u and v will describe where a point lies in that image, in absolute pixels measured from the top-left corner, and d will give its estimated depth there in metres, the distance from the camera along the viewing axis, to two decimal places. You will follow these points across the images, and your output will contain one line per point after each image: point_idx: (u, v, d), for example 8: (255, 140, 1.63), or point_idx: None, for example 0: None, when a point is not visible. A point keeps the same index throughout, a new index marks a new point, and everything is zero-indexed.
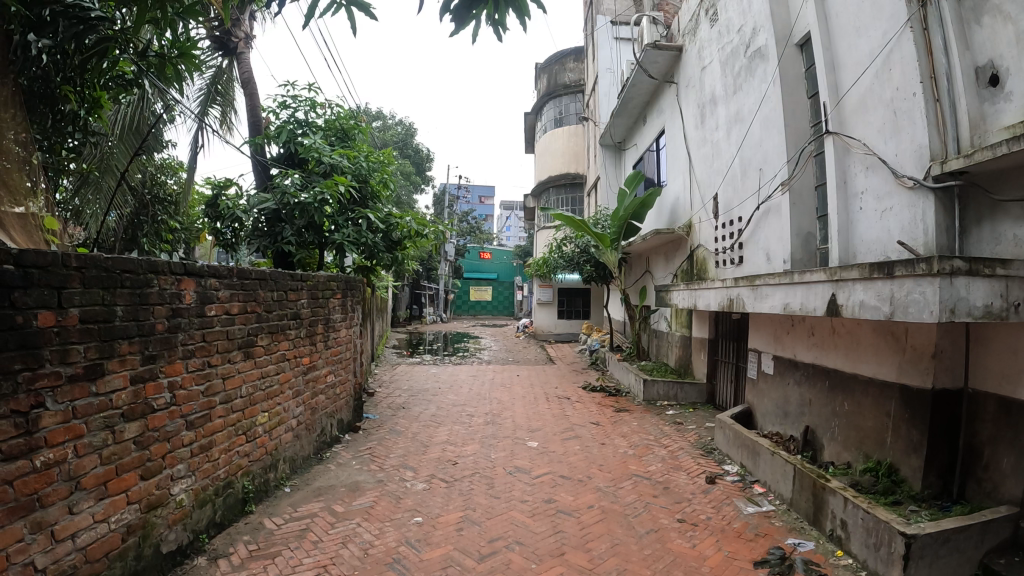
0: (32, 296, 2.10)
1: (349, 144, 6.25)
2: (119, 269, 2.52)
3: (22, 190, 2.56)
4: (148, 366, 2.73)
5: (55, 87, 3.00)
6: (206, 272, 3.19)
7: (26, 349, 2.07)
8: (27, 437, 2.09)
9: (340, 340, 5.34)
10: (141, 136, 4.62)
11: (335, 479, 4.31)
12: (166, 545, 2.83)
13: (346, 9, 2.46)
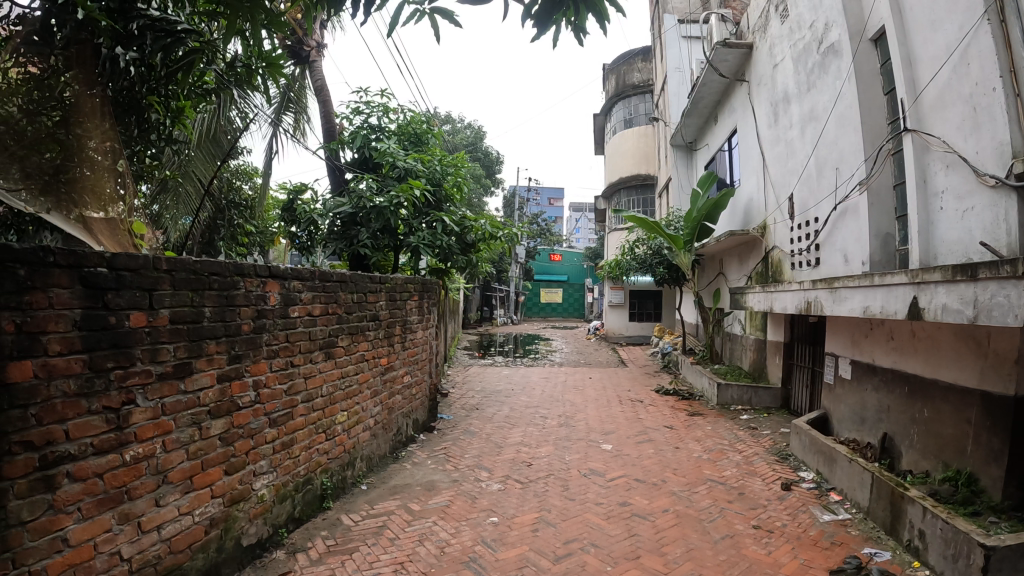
0: (124, 297, 2.20)
1: (422, 148, 6.36)
2: (206, 272, 2.62)
3: (106, 195, 2.65)
4: (234, 365, 2.83)
5: (142, 98, 3.03)
6: (290, 274, 3.29)
7: (118, 348, 2.18)
8: (118, 432, 2.19)
9: (417, 341, 5.42)
10: (218, 146, 4.76)
11: (412, 478, 4.37)
12: (247, 538, 2.92)
13: (429, 17, 2.48)
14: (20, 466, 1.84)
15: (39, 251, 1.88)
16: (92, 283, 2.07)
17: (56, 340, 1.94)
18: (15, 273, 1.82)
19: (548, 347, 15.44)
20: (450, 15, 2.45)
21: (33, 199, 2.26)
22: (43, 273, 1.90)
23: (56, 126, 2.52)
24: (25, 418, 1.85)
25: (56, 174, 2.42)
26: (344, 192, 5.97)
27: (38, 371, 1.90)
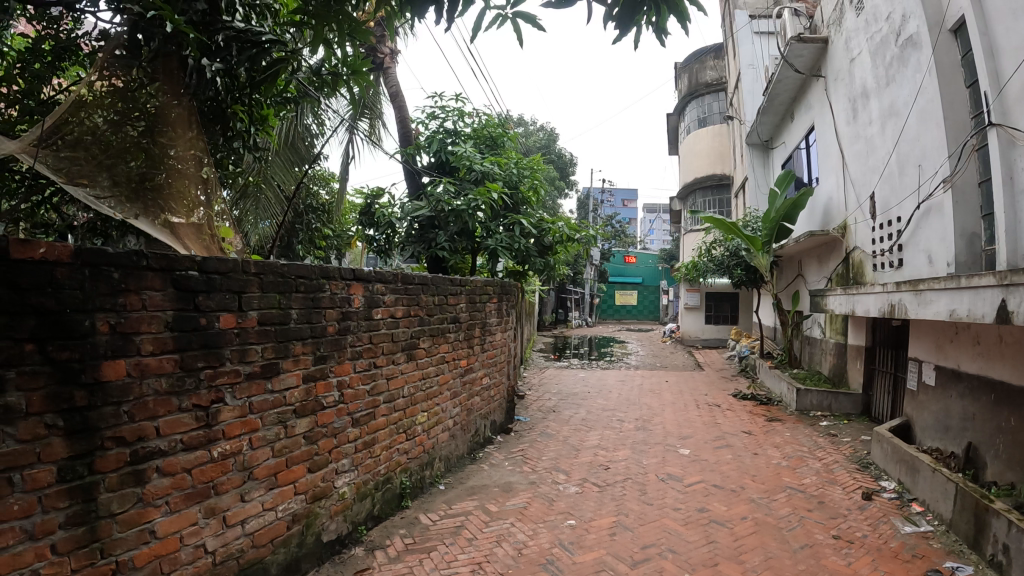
0: (214, 299, 2.29)
1: (498, 151, 6.40)
2: (293, 275, 2.70)
3: (188, 201, 2.74)
4: (319, 366, 2.90)
5: (226, 107, 3.07)
6: (374, 277, 3.36)
7: (208, 349, 2.26)
8: (206, 429, 2.27)
9: (496, 344, 5.46)
10: (298, 152, 4.83)
11: (489, 479, 4.40)
12: (327, 534, 2.99)
13: (511, 21, 2.48)
14: (112, 460, 1.93)
15: (132, 255, 1.97)
16: (184, 286, 2.16)
17: (148, 340, 2.03)
18: (110, 276, 1.90)
19: (624, 350, 15.31)
20: (532, 19, 2.45)
21: (124, 205, 2.40)
22: (136, 276, 1.99)
23: (140, 134, 2.59)
24: (118, 415, 1.94)
25: (142, 181, 2.53)
26: (422, 196, 6.05)
27: (132, 370, 1.99)
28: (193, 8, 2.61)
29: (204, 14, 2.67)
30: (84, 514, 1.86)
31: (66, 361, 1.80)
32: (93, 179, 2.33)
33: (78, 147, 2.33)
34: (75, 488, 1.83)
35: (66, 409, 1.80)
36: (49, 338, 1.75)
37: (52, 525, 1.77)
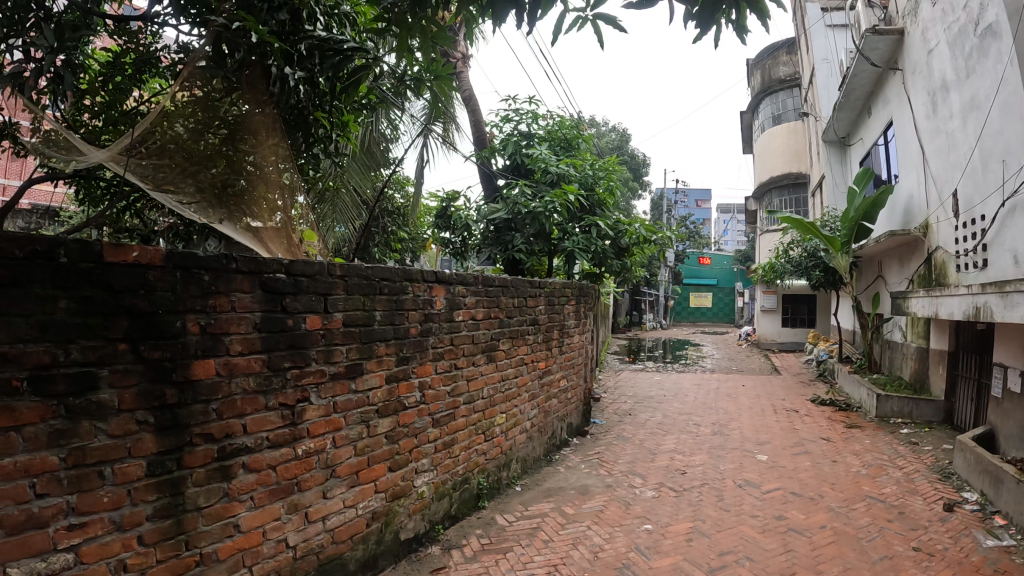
0: (301, 301, 2.35)
1: (573, 152, 6.40)
2: (377, 278, 2.76)
3: (267, 206, 2.81)
4: (402, 367, 2.96)
5: (308, 114, 3.11)
6: (455, 279, 3.40)
7: (295, 349, 2.33)
8: (292, 427, 2.34)
9: (574, 345, 5.46)
10: (374, 157, 4.89)
11: (566, 481, 4.40)
12: (405, 532, 3.04)
13: (592, 23, 2.46)
14: (200, 456, 2.01)
15: (222, 258, 2.04)
16: (272, 288, 2.23)
17: (237, 341, 2.11)
18: (200, 278, 1.98)
19: (699, 353, 15.08)
20: (613, 21, 2.42)
21: (208, 211, 2.48)
22: (226, 278, 2.06)
23: (223, 142, 2.69)
24: (206, 412, 2.02)
25: (224, 188, 2.63)
26: (497, 198, 6.12)
27: (221, 369, 2.06)
28: (275, 19, 2.68)
29: (285, 25, 2.76)
30: (171, 507, 1.93)
31: (157, 360, 1.87)
32: (178, 185, 2.45)
33: (162, 155, 2.44)
34: (163, 482, 1.91)
35: (156, 406, 1.88)
36: (141, 338, 1.83)
37: (140, 517, 1.85)
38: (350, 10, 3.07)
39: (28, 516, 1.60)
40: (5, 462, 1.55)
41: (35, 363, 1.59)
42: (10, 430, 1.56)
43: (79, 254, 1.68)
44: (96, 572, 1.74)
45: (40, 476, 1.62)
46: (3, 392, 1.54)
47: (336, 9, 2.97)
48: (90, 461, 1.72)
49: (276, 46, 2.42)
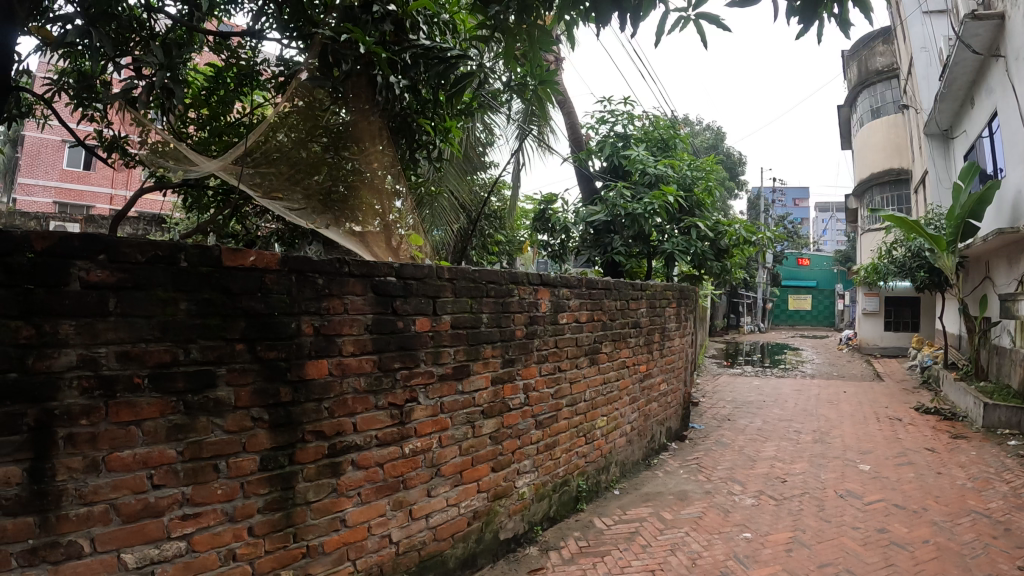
0: (411, 304, 2.44)
1: (670, 153, 6.34)
2: (484, 280, 2.83)
3: (369, 211, 2.93)
4: (507, 368, 3.01)
5: (412, 120, 3.01)
6: (560, 282, 3.42)
7: (404, 350, 2.41)
8: (400, 426, 2.41)
9: (674, 349, 5.38)
10: (472, 160, 4.80)
11: (664, 486, 4.34)
12: (505, 532, 3.06)
13: (695, 23, 2.40)
14: (311, 452, 2.09)
15: (336, 262, 2.12)
16: (383, 291, 2.31)
17: (349, 342, 2.19)
18: (315, 281, 2.07)
19: (799, 357, 14.62)
20: (716, 19, 2.37)
21: (315, 216, 2.66)
22: (339, 282, 2.14)
23: (325, 150, 2.77)
24: (319, 410, 2.10)
25: (330, 195, 2.76)
26: (595, 201, 6.16)
27: (334, 369, 2.15)
28: (379, 30, 2.63)
29: (389, 35, 2.72)
30: (282, 500, 2.01)
31: (272, 360, 1.96)
32: (288, 193, 2.58)
33: (273, 163, 2.55)
34: (275, 476, 1.98)
35: (271, 403, 1.96)
36: (258, 339, 1.92)
37: (251, 509, 1.92)
38: (451, 17, 3.01)
39: (145, 505, 1.69)
40: (125, 454, 1.65)
41: (157, 361, 1.69)
42: (131, 423, 1.66)
43: (199, 258, 1.77)
44: (208, 560, 1.82)
45: (157, 468, 1.71)
46: (126, 388, 1.64)
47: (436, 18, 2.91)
48: (206, 454, 1.81)
49: (383, 56, 2.45)
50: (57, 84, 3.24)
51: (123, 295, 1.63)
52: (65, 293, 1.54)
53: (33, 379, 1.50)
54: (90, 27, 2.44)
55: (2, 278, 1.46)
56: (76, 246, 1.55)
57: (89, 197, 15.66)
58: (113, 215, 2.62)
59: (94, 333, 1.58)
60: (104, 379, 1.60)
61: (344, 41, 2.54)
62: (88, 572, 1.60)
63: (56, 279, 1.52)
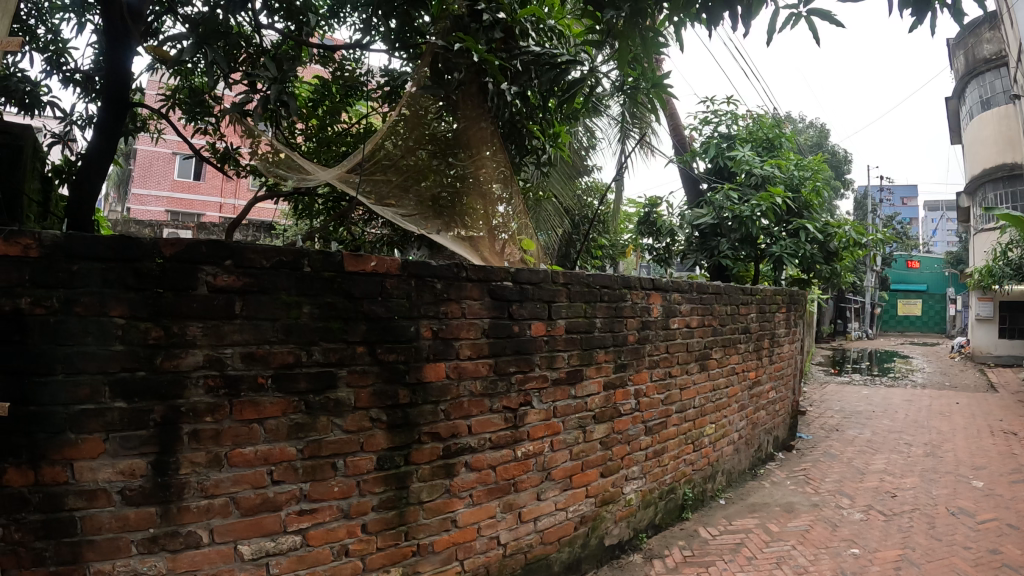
0: (527, 308, 2.47)
1: (775, 152, 6.19)
2: (598, 285, 2.84)
3: (477, 216, 2.95)
4: (620, 373, 3.00)
5: (523, 125, 3.02)
6: (671, 286, 3.39)
7: (520, 354, 2.45)
8: (513, 429, 2.44)
9: (783, 355, 5.23)
10: (576, 165, 4.75)
11: (770, 497, 4.22)
12: (610, 538, 3.03)
13: (806, 20, 2.33)
14: (426, 453, 2.14)
15: (453, 267, 2.19)
16: (500, 296, 2.36)
17: (466, 346, 2.25)
18: (433, 286, 2.14)
19: (908, 366, 13.95)
20: (830, 15, 2.29)
21: (425, 223, 2.72)
22: (457, 286, 2.21)
23: (431, 157, 2.82)
24: (435, 412, 2.15)
25: (438, 201, 2.82)
26: (701, 203, 6.15)
27: (451, 372, 2.20)
28: (491, 38, 2.68)
29: (500, 42, 2.73)
30: (395, 499, 2.05)
31: (392, 362, 2.03)
32: (400, 200, 2.69)
33: (388, 171, 2.67)
34: (390, 476, 2.04)
35: (390, 404, 2.02)
36: (378, 342, 1.99)
37: (366, 506, 1.98)
38: (557, 23, 2.87)
39: (264, 499, 1.76)
40: (247, 450, 1.73)
41: (280, 362, 1.78)
42: (254, 421, 1.74)
43: (321, 263, 1.86)
44: (321, 555, 1.88)
45: (278, 464, 1.78)
46: (250, 387, 1.72)
47: (543, 24, 2.83)
48: (325, 453, 1.88)
49: (493, 63, 2.49)
50: (171, 100, 3.40)
51: (249, 298, 1.72)
52: (193, 296, 1.64)
53: (161, 378, 1.60)
54: (203, 44, 2.57)
55: (134, 282, 1.57)
56: (203, 253, 1.65)
57: (199, 205, 16.46)
58: (227, 225, 2.77)
59: (221, 334, 1.68)
60: (229, 379, 1.69)
61: (455, 50, 2.63)
62: (207, 561, 1.68)
63: (184, 283, 1.63)
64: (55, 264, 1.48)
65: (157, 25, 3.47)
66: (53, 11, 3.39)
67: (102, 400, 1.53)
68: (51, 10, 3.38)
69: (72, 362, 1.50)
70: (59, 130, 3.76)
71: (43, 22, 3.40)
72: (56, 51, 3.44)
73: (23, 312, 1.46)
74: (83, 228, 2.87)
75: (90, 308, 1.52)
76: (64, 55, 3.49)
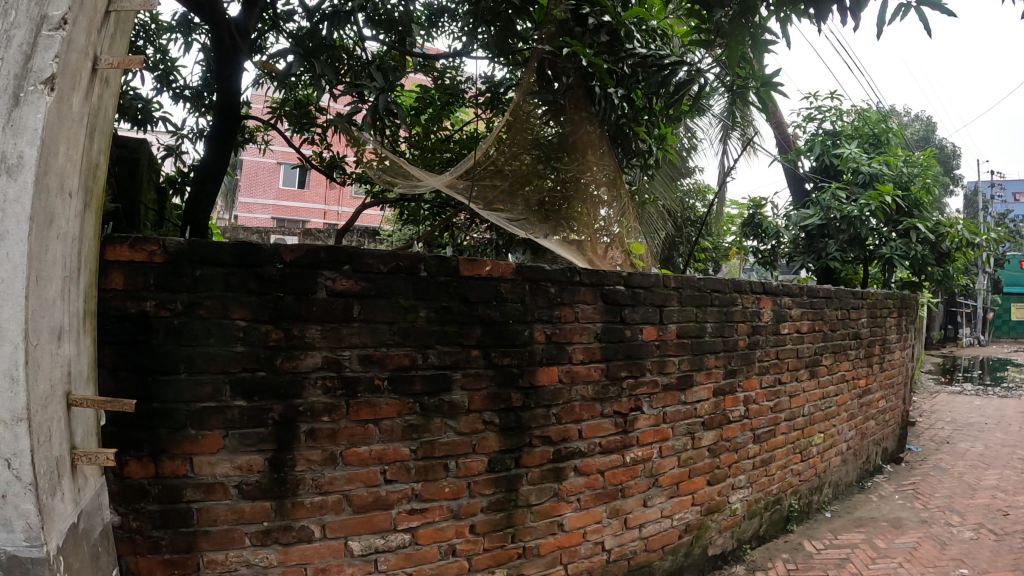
0: (639, 312, 2.46)
1: (883, 149, 5.94)
2: (709, 289, 2.79)
3: (585, 219, 2.96)
4: (730, 380, 2.94)
5: (630, 128, 3.00)
6: (781, 290, 3.30)
7: (631, 359, 2.43)
8: (623, 434, 2.43)
9: (894, 362, 5.00)
10: (677, 167, 4.70)
11: (877, 511, 4.04)
12: (713, 548, 2.96)
13: (915, 10, 2.22)
14: (537, 456, 2.15)
15: (567, 271, 2.20)
16: (613, 300, 2.36)
17: (579, 350, 2.25)
18: (547, 290, 2.16)
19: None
20: (941, 5, 2.18)
21: (533, 227, 2.86)
22: (571, 291, 2.22)
23: (537, 161, 2.82)
24: (547, 416, 2.17)
25: (544, 206, 2.87)
26: (807, 203, 5.95)
27: (563, 376, 2.21)
28: (597, 41, 2.69)
29: (606, 46, 2.74)
30: (504, 501, 2.08)
31: (506, 366, 2.05)
32: (507, 204, 2.82)
33: (496, 176, 2.75)
34: (500, 478, 2.06)
35: (502, 408, 2.05)
36: (493, 346, 2.02)
37: (475, 508, 2.01)
38: (659, 24, 2.86)
39: (377, 497, 1.81)
40: (362, 449, 1.78)
41: (396, 364, 1.83)
42: (369, 422, 1.79)
43: (437, 268, 1.91)
44: (429, 553, 1.92)
45: (391, 464, 1.83)
46: (366, 389, 1.78)
47: (646, 25, 2.81)
48: (438, 454, 1.92)
49: (601, 66, 2.50)
50: (278, 112, 3.55)
51: (367, 302, 1.78)
52: (313, 300, 1.71)
53: (281, 378, 1.67)
54: (310, 58, 2.65)
55: (255, 286, 1.65)
56: (322, 258, 1.72)
57: (304, 212, 17.08)
58: (339, 228, 2.95)
59: (339, 337, 1.74)
60: (347, 380, 1.75)
61: (565, 56, 2.66)
62: (318, 555, 1.74)
63: (304, 288, 1.70)
64: (180, 269, 1.58)
65: (261, 42, 3.64)
66: (160, 32, 3.60)
67: (223, 398, 1.61)
68: (159, 31, 3.58)
69: (194, 361, 1.59)
70: (171, 143, 3.98)
71: (151, 43, 3.60)
72: (165, 69, 3.65)
73: (148, 314, 1.56)
74: (201, 235, 3.03)
75: (213, 310, 1.60)
76: (172, 72, 3.70)
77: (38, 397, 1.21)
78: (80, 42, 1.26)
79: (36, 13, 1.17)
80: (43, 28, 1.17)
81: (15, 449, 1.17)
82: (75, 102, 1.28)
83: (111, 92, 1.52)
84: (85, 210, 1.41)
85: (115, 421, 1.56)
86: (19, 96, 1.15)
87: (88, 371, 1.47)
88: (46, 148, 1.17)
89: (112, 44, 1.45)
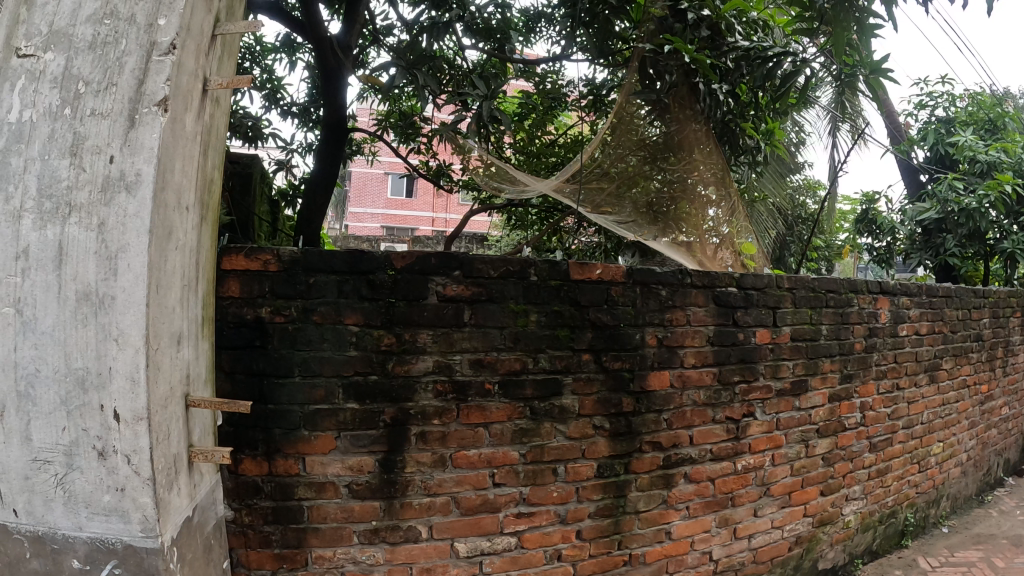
0: (752, 315, 2.39)
1: (1000, 135, 5.58)
2: (824, 289, 2.70)
3: (692, 219, 2.84)
4: (845, 385, 2.82)
5: (736, 125, 2.93)
6: (898, 290, 3.14)
7: (745, 363, 2.37)
8: (735, 441, 2.37)
9: (1017, 366, 4.68)
10: (786, 162, 4.54)
11: (999, 528, 3.78)
12: (825, 562, 2.84)
13: None
14: (647, 462, 2.12)
15: (678, 274, 2.17)
16: (725, 302, 2.31)
17: (691, 354, 2.21)
18: (659, 293, 2.13)
19: None
20: None
21: (642, 228, 2.78)
22: (682, 293, 2.18)
23: (643, 163, 2.82)
24: (658, 421, 2.13)
25: (652, 207, 2.83)
26: (922, 196, 5.64)
27: (675, 380, 2.17)
28: (697, 37, 2.64)
29: (708, 41, 2.68)
30: (612, 507, 2.06)
31: (617, 371, 2.04)
32: (616, 207, 2.82)
33: (603, 178, 2.80)
34: (609, 484, 2.05)
35: (613, 413, 2.03)
36: (604, 350, 2.01)
37: (583, 513, 2.00)
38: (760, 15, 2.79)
39: (485, 500, 1.83)
40: (471, 453, 1.80)
41: (508, 369, 1.84)
42: (479, 425, 1.81)
43: (548, 273, 1.91)
44: (534, 557, 1.93)
45: (500, 467, 1.85)
46: (477, 393, 1.80)
47: (748, 17, 2.74)
48: (546, 458, 1.92)
49: (704, 62, 2.45)
50: (384, 124, 3.65)
51: (478, 307, 1.80)
52: (425, 306, 1.74)
53: (392, 381, 1.71)
54: (409, 67, 2.69)
55: (368, 293, 1.69)
56: (433, 264, 1.75)
57: (413, 221, 17.48)
58: (448, 236, 2.99)
59: (451, 342, 1.77)
60: (458, 384, 1.78)
61: (666, 53, 2.63)
62: (425, 556, 1.77)
63: (416, 294, 1.73)
64: (295, 277, 1.65)
65: (363, 56, 3.75)
66: (265, 53, 3.76)
67: (336, 400, 1.67)
68: (263, 52, 3.75)
69: (309, 365, 1.65)
70: (281, 158, 4.16)
71: (257, 64, 3.77)
72: (272, 87, 3.81)
73: (264, 320, 1.64)
74: (313, 244, 3.14)
75: (327, 317, 1.66)
76: (280, 90, 3.86)
77: (158, 398, 1.28)
78: (190, 65, 1.33)
79: (146, 40, 1.24)
80: (154, 54, 1.25)
81: (136, 446, 1.25)
82: (188, 121, 1.35)
83: (222, 111, 1.59)
84: (202, 223, 1.49)
85: (232, 422, 1.64)
86: (134, 117, 1.22)
87: (206, 374, 1.55)
88: (161, 166, 1.24)
89: (220, 66, 1.52)
